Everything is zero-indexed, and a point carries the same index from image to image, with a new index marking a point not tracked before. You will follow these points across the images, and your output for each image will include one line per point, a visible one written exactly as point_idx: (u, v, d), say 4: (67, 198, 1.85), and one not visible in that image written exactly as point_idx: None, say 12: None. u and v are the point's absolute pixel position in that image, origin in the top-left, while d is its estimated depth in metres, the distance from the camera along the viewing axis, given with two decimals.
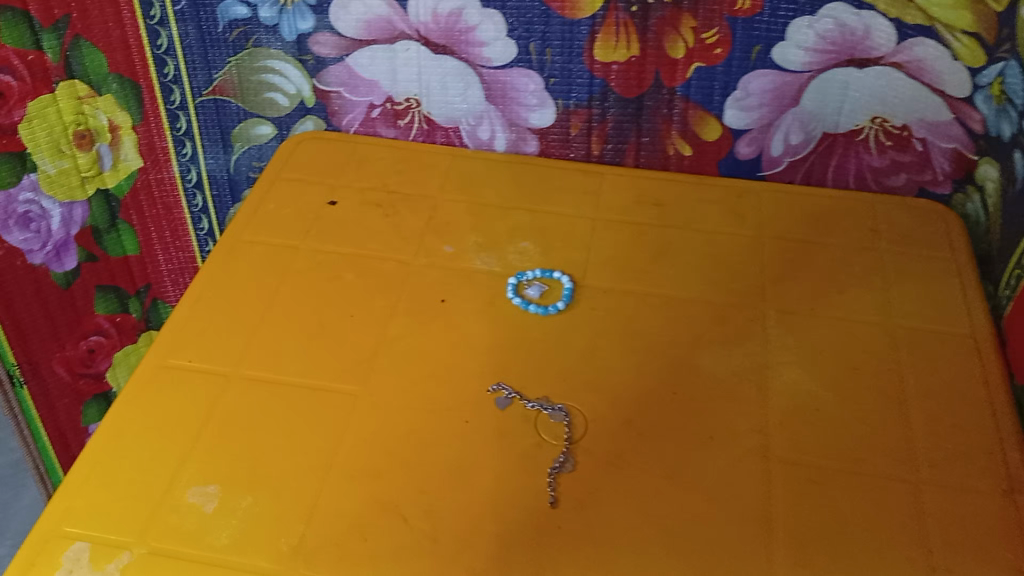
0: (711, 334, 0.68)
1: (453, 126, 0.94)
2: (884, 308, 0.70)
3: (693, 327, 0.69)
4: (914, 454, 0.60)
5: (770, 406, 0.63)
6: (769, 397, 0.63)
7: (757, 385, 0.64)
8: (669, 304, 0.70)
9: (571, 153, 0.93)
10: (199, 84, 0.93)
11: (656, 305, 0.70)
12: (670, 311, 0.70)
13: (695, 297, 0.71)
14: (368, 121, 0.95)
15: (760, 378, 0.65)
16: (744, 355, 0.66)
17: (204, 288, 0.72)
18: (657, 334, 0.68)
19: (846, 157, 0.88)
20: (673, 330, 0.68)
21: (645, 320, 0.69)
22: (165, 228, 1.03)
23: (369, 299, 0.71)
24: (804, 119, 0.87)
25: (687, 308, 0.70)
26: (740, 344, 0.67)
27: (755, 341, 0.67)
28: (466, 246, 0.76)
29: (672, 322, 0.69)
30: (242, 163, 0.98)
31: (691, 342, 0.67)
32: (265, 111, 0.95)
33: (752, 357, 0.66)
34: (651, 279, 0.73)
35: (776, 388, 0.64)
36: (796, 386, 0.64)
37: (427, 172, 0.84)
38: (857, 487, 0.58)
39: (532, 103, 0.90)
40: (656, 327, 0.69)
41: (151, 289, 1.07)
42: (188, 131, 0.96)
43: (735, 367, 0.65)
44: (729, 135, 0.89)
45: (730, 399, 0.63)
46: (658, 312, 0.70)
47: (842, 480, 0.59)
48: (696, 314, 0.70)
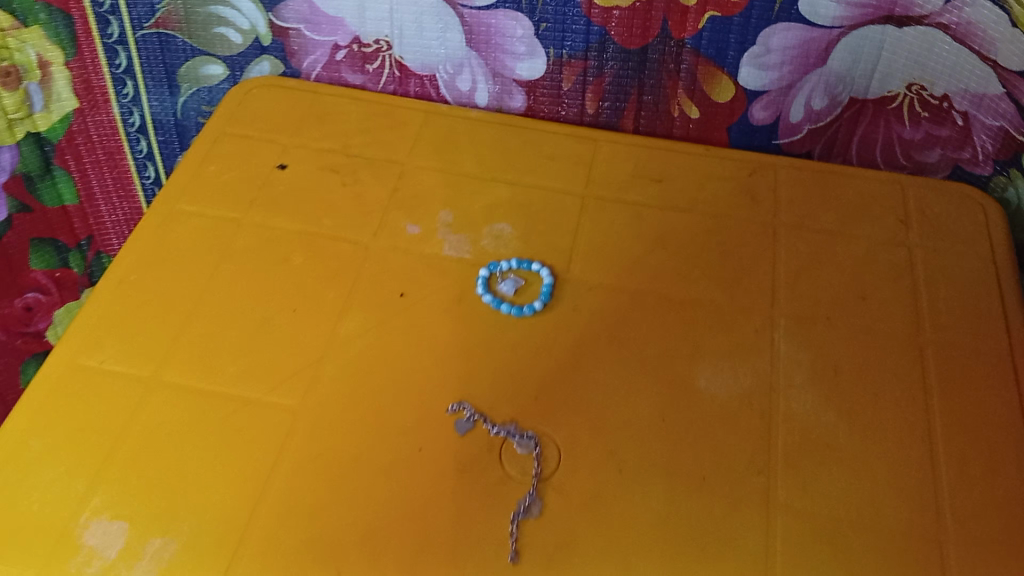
0: (710, 345, 0.59)
1: (428, 73, 0.82)
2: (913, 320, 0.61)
3: (690, 335, 0.59)
4: (940, 501, 0.52)
5: (774, 437, 0.54)
6: (775, 425, 0.55)
7: (760, 411, 0.56)
8: (664, 306, 0.61)
9: (562, 110, 0.82)
10: (139, 16, 0.80)
11: (649, 307, 0.61)
12: (665, 314, 0.60)
13: (693, 295, 0.62)
14: (332, 64, 0.83)
15: (764, 402, 0.56)
16: (748, 370, 0.57)
17: (128, 270, 0.62)
18: (648, 344, 0.59)
19: (874, 126, 0.78)
20: (666, 340, 0.59)
21: (636, 326, 0.60)
22: (106, 176, 0.92)
23: (318, 289, 0.61)
24: (831, 81, 0.76)
25: (687, 309, 0.61)
26: (742, 358, 0.58)
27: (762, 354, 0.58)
28: (434, 225, 0.66)
29: (667, 330, 0.60)
30: (190, 106, 0.87)
31: (687, 353, 0.58)
32: (215, 48, 0.83)
33: (756, 376, 0.57)
34: (646, 274, 0.63)
35: (783, 414, 0.55)
36: (806, 412, 0.56)
37: (395, 131, 0.73)
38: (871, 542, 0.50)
39: (519, 51, 0.78)
40: (647, 333, 0.59)
41: (93, 242, 0.97)
42: (128, 69, 0.84)
43: (735, 386, 0.57)
44: (744, 96, 0.78)
45: (729, 426, 0.55)
46: (651, 315, 0.60)
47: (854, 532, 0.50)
48: (695, 319, 0.60)
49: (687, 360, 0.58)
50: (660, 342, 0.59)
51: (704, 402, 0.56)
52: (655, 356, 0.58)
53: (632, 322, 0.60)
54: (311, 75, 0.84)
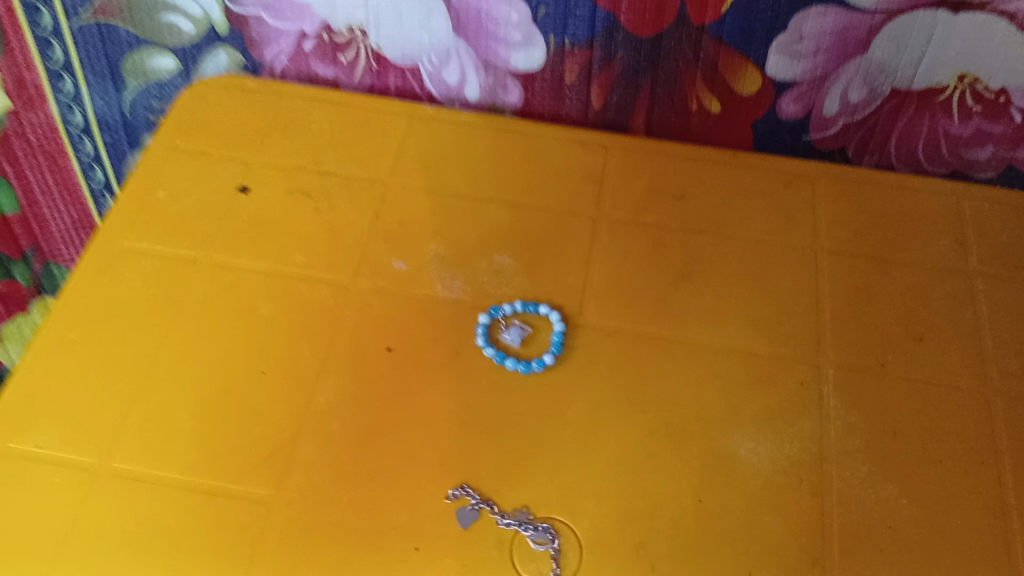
0: (749, 405, 0.51)
1: (410, 64, 0.71)
2: (978, 366, 0.53)
3: (726, 392, 0.51)
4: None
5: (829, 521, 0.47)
6: (829, 504, 0.47)
7: (811, 487, 0.48)
8: (695, 357, 0.53)
9: (564, 105, 0.72)
10: (74, 4, 0.69)
11: (676, 359, 0.53)
12: (694, 368, 0.52)
13: (724, 343, 0.54)
14: (299, 55, 0.72)
15: (815, 476, 0.48)
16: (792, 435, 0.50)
17: (67, 327, 0.54)
18: (677, 407, 0.51)
19: (917, 119, 0.68)
20: (696, 397, 0.51)
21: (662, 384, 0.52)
22: (49, 179, 0.82)
23: (290, 344, 0.53)
24: (870, 71, 0.66)
25: (721, 360, 0.53)
26: (785, 420, 0.50)
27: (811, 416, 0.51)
28: (423, 260, 0.58)
29: (697, 390, 0.51)
30: (139, 103, 0.77)
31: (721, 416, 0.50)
32: (164, 38, 0.72)
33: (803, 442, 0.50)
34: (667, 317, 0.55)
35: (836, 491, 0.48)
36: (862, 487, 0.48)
37: (372, 144, 0.65)
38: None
39: (514, 39, 0.68)
40: (676, 392, 0.51)
41: (39, 250, 0.87)
42: (66, 62, 0.73)
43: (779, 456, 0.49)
44: (771, 88, 0.68)
45: (775, 509, 0.47)
46: (677, 369, 0.52)
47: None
48: (729, 374, 0.52)
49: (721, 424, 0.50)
50: (691, 403, 0.51)
51: (743, 475, 0.48)
52: (686, 422, 0.50)
53: (657, 378, 0.52)
54: (276, 68, 0.74)
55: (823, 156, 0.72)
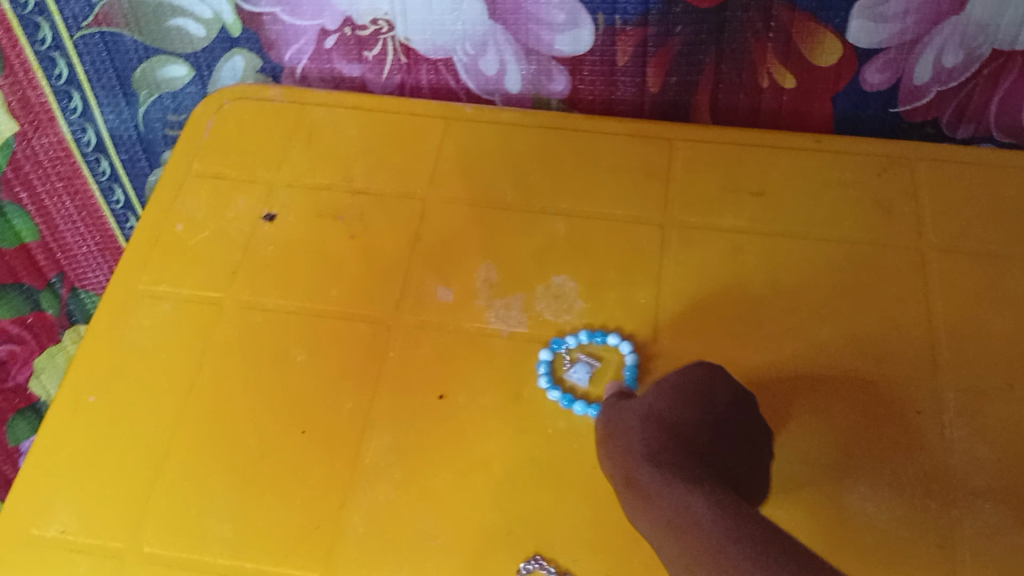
0: (713, 461, 0.38)
1: (443, 56, 0.64)
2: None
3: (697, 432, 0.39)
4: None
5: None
6: (739, 522, 0.31)
7: (727, 526, 0.31)
8: (668, 395, 0.42)
9: (617, 89, 0.64)
10: (74, 14, 0.64)
11: (641, 407, 0.42)
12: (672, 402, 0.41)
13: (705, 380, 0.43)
14: (320, 54, 0.66)
15: (746, 519, 0.31)
16: (743, 542, 0.30)
17: (87, 387, 0.49)
18: (625, 458, 0.39)
19: (1023, 82, 0.59)
20: (652, 436, 0.39)
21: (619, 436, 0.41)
22: (68, 205, 0.77)
23: (330, 395, 0.47)
24: (969, 30, 0.56)
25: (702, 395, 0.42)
26: (740, 516, 0.32)
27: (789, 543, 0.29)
28: (472, 288, 0.51)
29: (650, 428, 0.40)
30: (153, 116, 0.71)
31: (676, 454, 0.38)
32: (174, 45, 0.66)
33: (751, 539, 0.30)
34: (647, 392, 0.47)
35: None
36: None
37: (406, 152, 0.59)
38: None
39: (558, 21, 0.60)
40: (630, 438, 0.40)
41: (65, 278, 0.83)
42: (71, 78, 0.68)
43: (709, 523, 0.32)
44: (854, 57, 0.59)
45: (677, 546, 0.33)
46: (647, 410, 0.41)
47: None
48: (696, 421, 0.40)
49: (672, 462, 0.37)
50: (642, 442, 0.39)
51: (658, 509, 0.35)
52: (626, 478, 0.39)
53: (619, 429, 0.42)
54: (296, 68, 0.67)
55: (913, 130, 0.63)
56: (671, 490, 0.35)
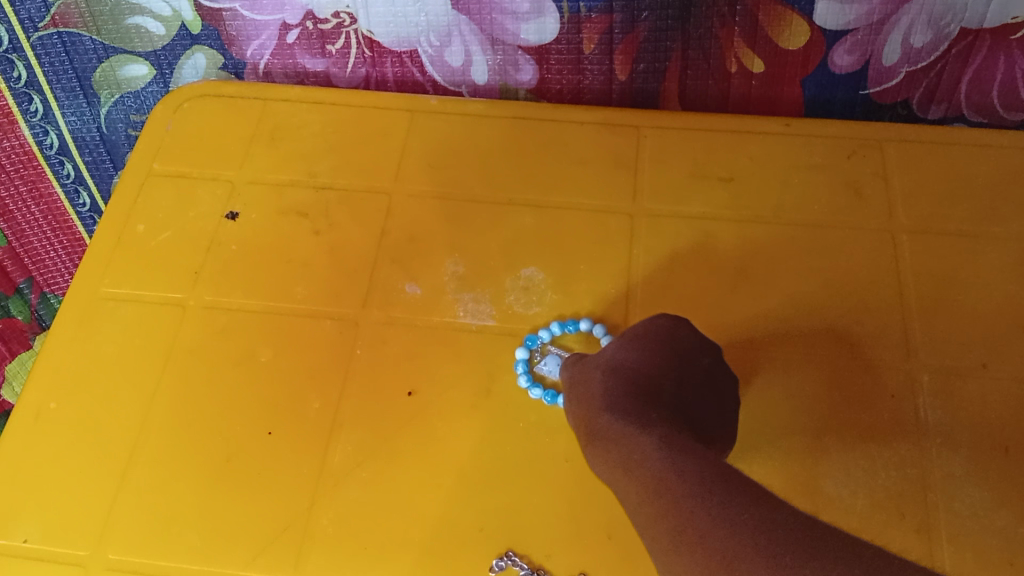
0: (674, 400, 0.39)
1: (408, 49, 0.64)
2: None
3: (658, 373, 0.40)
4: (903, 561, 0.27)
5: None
6: (696, 467, 0.33)
7: (686, 469, 0.33)
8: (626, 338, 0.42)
9: (585, 78, 0.64)
10: (30, 15, 0.63)
11: (603, 354, 0.43)
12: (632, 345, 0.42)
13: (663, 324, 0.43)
14: (283, 49, 0.65)
15: (702, 462, 0.33)
16: (702, 488, 0.31)
17: (48, 394, 0.48)
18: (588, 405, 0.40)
19: (991, 60, 0.58)
20: (613, 381, 0.40)
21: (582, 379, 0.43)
22: (33, 209, 0.76)
23: (297, 395, 0.46)
24: (937, 9, 0.56)
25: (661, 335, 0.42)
26: (697, 459, 0.33)
27: (746, 486, 0.31)
28: (440, 282, 0.51)
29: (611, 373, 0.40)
30: (116, 117, 0.70)
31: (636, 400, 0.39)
32: (134, 44, 0.65)
33: (709, 484, 0.31)
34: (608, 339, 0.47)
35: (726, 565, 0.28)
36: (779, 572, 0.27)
37: (372, 146, 0.58)
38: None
39: (523, 9, 0.59)
40: (592, 385, 0.41)
41: (34, 283, 0.81)
42: (31, 80, 0.67)
43: (667, 467, 0.33)
44: (822, 39, 0.58)
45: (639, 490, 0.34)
46: (608, 355, 0.42)
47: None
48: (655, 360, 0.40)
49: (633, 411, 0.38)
50: (603, 388, 0.40)
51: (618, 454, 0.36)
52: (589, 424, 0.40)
53: (582, 378, 0.42)
54: (259, 65, 0.66)
55: (883, 111, 0.63)
56: (630, 434, 0.36)
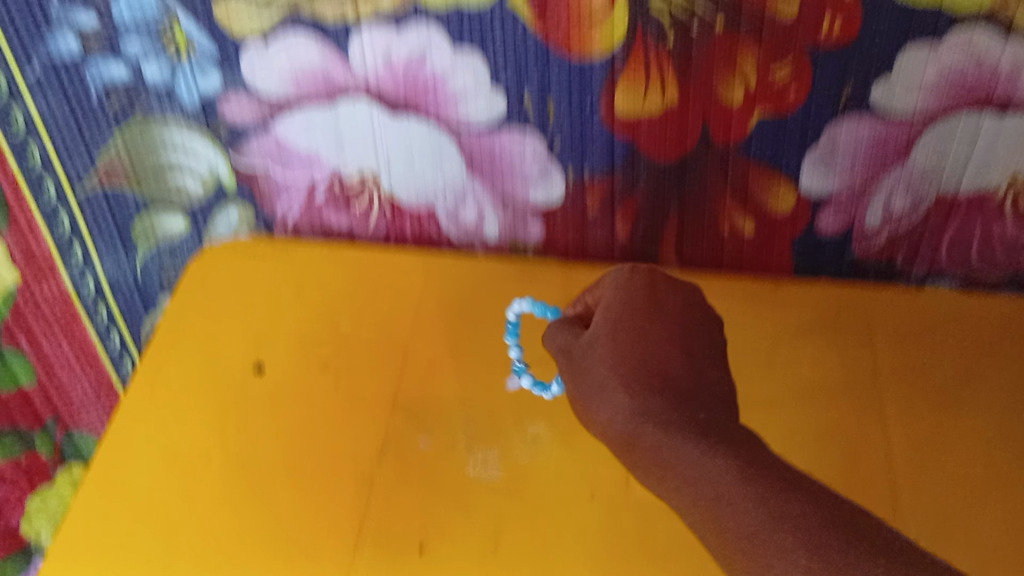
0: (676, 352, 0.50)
1: (425, 208, 0.69)
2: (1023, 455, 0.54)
3: (664, 348, 0.50)
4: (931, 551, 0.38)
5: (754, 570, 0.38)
6: (751, 470, 0.42)
7: (742, 473, 0.42)
8: (616, 319, 0.51)
9: (589, 238, 0.69)
10: (78, 171, 0.69)
11: (599, 352, 0.50)
12: (625, 325, 0.51)
13: (647, 280, 0.53)
14: (311, 208, 0.71)
15: (753, 465, 0.42)
16: (743, 474, 0.42)
17: (75, 541, 0.50)
18: (612, 410, 0.48)
19: (968, 225, 0.62)
20: (625, 349, 0.50)
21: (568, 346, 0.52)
22: (66, 350, 0.80)
23: (313, 546, 0.49)
24: (913, 179, 0.60)
25: (658, 305, 0.52)
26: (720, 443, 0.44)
27: (776, 470, 0.42)
28: (451, 435, 0.54)
29: (622, 334, 0.50)
30: (151, 266, 0.76)
31: (646, 361, 0.49)
32: (172, 201, 0.71)
33: (769, 483, 0.41)
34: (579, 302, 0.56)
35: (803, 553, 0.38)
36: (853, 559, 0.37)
37: (391, 303, 0.63)
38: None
39: (531, 174, 0.65)
40: (606, 388, 0.49)
41: (60, 419, 0.86)
42: (74, 231, 0.72)
43: (687, 446, 0.44)
44: (808, 205, 0.63)
45: (696, 481, 0.43)
46: (608, 351, 0.50)
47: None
48: (658, 325, 0.51)
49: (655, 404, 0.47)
50: (624, 393, 0.48)
51: (662, 455, 0.45)
52: (614, 426, 0.47)
53: (587, 374, 0.50)
54: (288, 220, 0.72)
55: (870, 270, 0.66)
56: (651, 407, 0.47)
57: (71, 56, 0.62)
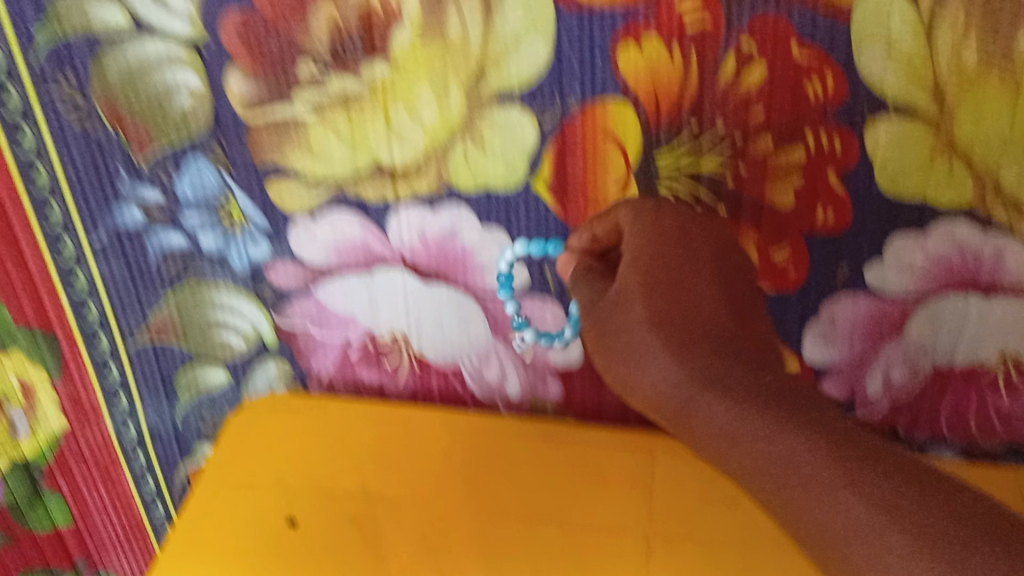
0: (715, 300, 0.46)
1: (451, 367, 0.74)
2: None
3: (694, 289, 0.46)
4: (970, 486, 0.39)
5: (820, 519, 0.39)
6: (800, 419, 0.41)
7: (781, 421, 0.41)
8: (645, 271, 0.47)
9: (605, 398, 0.73)
10: (131, 328, 0.74)
11: (633, 315, 0.46)
12: (656, 278, 0.47)
13: (672, 222, 0.51)
14: (345, 364, 0.76)
15: (792, 412, 0.41)
16: (783, 428, 0.41)
17: None
18: (654, 374, 0.44)
19: (964, 396, 0.66)
20: (666, 327, 0.45)
21: (590, 265, 0.54)
22: (103, 494, 0.84)
23: None
24: (909, 353, 0.64)
25: (688, 250, 0.49)
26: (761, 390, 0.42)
27: (817, 419, 0.41)
28: None
29: (661, 321, 0.45)
30: (191, 416, 0.80)
31: (684, 332, 0.45)
32: (216, 355, 0.76)
33: (809, 418, 0.41)
34: (584, 232, 0.56)
35: (863, 497, 0.38)
36: (909, 494, 0.38)
37: (418, 459, 0.66)
38: (910, 540, 0.36)
39: (551, 339, 0.70)
40: (648, 357, 0.45)
41: (90, 560, 0.89)
42: (122, 382, 0.77)
43: (730, 406, 0.42)
44: (812, 373, 0.67)
45: (734, 435, 0.42)
46: (643, 311, 0.46)
47: (899, 542, 0.36)
48: (695, 276, 0.47)
49: (698, 358, 0.44)
50: (662, 350, 0.44)
51: (713, 420, 0.42)
52: (655, 385, 0.44)
53: (619, 343, 0.47)
54: (322, 376, 0.77)
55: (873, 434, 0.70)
56: (700, 384, 0.43)
57: (135, 226, 0.68)
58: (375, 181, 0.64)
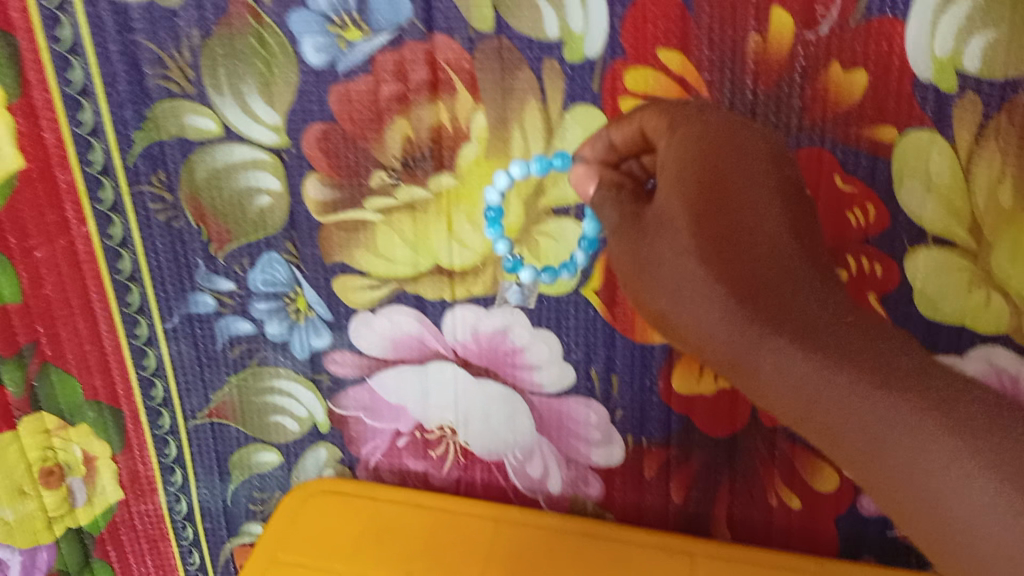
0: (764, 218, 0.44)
1: (495, 459, 0.76)
2: None
3: (746, 203, 0.44)
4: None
5: (885, 454, 0.40)
6: (857, 354, 0.41)
7: (848, 369, 0.41)
8: (696, 189, 0.44)
9: (645, 499, 0.74)
10: (193, 406, 0.78)
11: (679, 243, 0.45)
12: (709, 192, 0.44)
13: (722, 125, 0.47)
14: (393, 450, 0.78)
15: (853, 352, 0.41)
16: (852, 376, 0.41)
17: None
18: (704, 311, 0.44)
19: None
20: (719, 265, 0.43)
21: (619, 182, 0.53)
22: (149, 566, 0.86)
23: None
24: None
25: (743, 156, 0.45)
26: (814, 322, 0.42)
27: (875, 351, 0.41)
28: None
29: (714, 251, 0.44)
30: (240, 494, 0.83)
31: (740, 266, 0.43)
32: (270, 436, 0.79)
33: (867, 357, 0.41)
34: (598, 138, 0.54)
35: (931, 432, 0.39)
36: (985, 429, 0.38)
37: (460, 551, 0.69)
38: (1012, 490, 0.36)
39: (594, 438, 0.72)
40: (699, 300, 0.44)
41: None
42: (178, 458, 0.81)
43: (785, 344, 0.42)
44: (851, 486, 0.68)
45: (790, 376, 0.42)
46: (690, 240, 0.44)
47: (980, 481, 0.37)
48: (743, 183, 0.44)
49: (755, 296, 0.43)
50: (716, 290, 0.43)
51: (769, 368, 0.43)
52: (705, 328, 0.44)
53: (669, 281, 0.45)
54: (370, 462, 0.79)
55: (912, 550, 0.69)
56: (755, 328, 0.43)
57: (207, 312, 0.73)
58: (435, 282, 0.68)
